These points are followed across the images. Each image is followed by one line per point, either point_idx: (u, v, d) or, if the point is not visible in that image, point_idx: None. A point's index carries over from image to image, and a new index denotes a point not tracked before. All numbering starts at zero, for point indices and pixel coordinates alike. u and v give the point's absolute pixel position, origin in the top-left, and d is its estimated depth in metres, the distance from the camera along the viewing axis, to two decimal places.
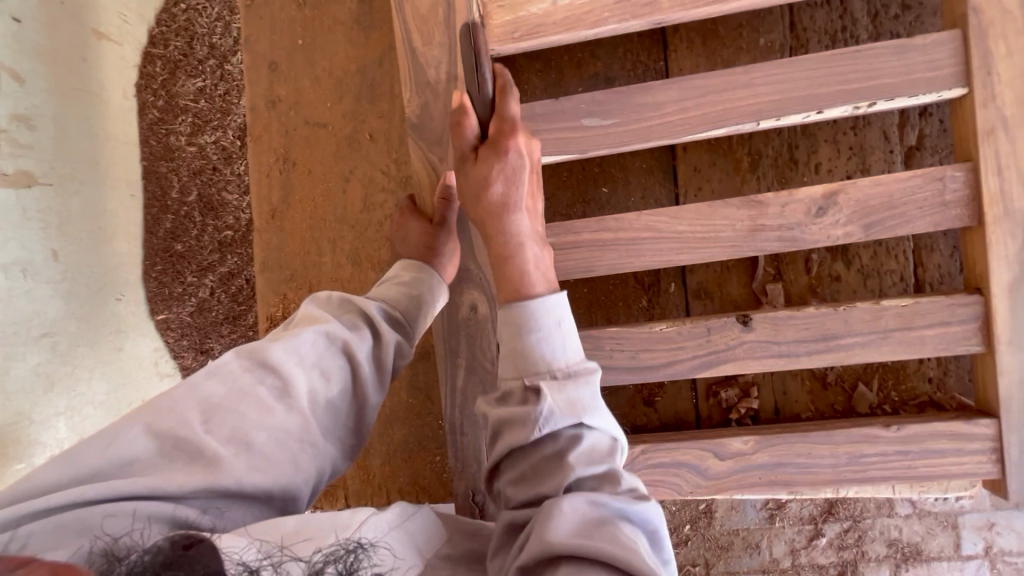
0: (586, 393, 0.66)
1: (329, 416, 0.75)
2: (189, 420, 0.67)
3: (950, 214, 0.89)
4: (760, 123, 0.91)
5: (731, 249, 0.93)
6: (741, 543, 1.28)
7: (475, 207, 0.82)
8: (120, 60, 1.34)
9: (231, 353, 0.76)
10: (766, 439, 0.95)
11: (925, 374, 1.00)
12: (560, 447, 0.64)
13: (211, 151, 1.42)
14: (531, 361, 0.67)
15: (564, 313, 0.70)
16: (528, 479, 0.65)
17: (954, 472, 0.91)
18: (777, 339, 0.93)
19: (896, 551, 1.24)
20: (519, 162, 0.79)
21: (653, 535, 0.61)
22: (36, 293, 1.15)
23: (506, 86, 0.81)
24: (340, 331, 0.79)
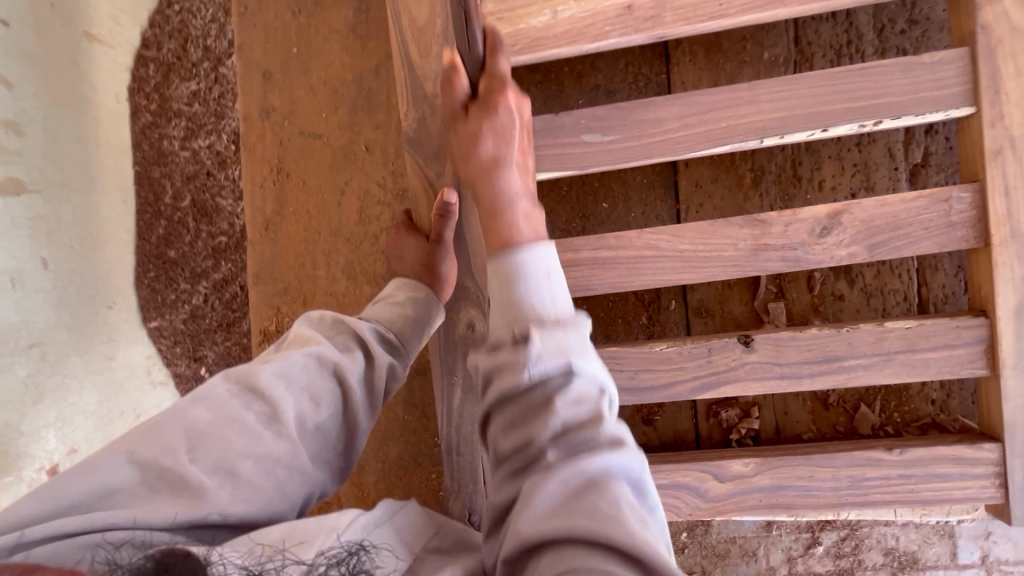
0: (574, 337, 0.58)
1: (318, 442, 0.73)
2: (173, 448, 0.65)
3: (956, 235, 0.88)
4: (764, 140, 0.89)
5: (734, 268, 0.92)
6: (738, 550, 1.27)
7: (466, 166, 0.82)
8: (112, 63, 1.33)
9: (220, 377, 0.75)
10: (766, 461, 0.93)
11: (928, 396, 0.99)
12: (549, 394, 0.55)
13: (205, 155, 1.39)
14: (522, 307, 0.59)
15: (554, 263, 0.62)
16: (520, 425, 0.56)
17: (956, 496, 0.90)
18: (779, 360, 0.92)
19: (893, 560, 1.23)
20: (508, 117, 0.82)
21: (641, 484, 0.54)
22: (24, 301, 1.12)
23: (495, 44, 0.85)
24: (331, 354, 0.78)
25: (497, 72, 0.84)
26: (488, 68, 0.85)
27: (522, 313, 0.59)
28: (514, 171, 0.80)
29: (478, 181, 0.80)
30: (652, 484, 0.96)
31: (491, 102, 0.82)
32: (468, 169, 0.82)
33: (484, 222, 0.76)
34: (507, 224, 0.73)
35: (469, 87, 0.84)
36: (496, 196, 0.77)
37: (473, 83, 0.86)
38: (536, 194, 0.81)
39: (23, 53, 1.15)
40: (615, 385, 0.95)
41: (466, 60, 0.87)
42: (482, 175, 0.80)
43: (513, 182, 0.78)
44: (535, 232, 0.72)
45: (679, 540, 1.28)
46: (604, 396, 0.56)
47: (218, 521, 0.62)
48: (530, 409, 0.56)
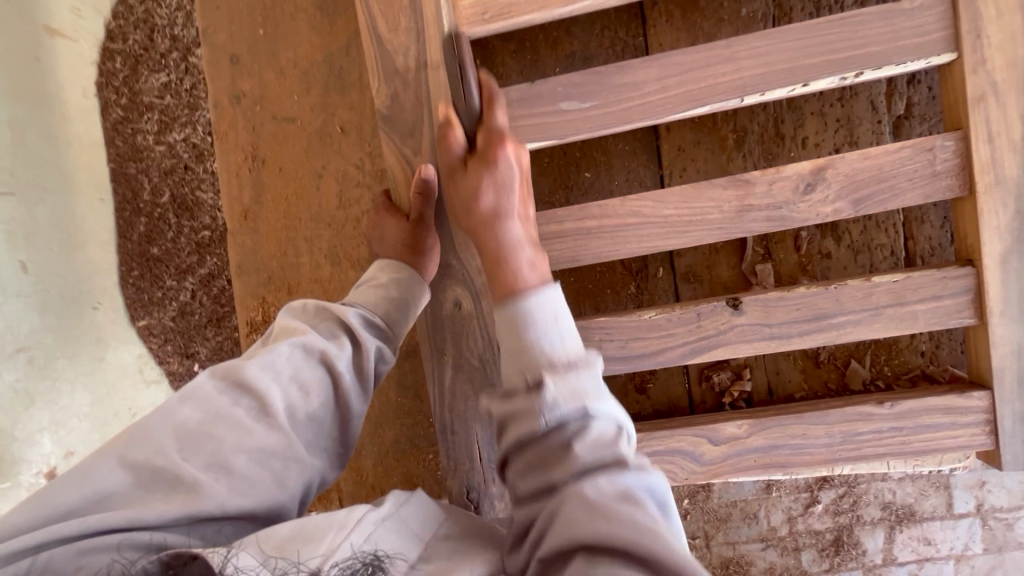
0: (587, 380, 0.66)
1: (310, 430, 0.73)
2: (164, 448, 0.63)
3: (940, 185, 0.87)
4: (745, 98, 0.88)
5: (719, 231, 0.91)
6: (740, 513, 1.29)
7: (465, 214, 0.84)
8: (77, 58, 1.31)
9: (204, 374, 0.72)
10: (759, 422, 0.94)
11: (917, 348, 0.99)
12: (568, 437, 0.63)
13: (180, 148, 1.39)
14: (533, 358, 0.68)
15: (561, 306, 0.71)
16: (538, 473, 0.65)
17: (948, 445, 0.91)
18: (768, 321, 0.91)
19: (890, 514, 1.26)
20: (509, 169, 0.82)
21: (666, 504, 0.64)
22: (6, 308, 1.10)
23: (494, 95, 0.85)
24: (317, 342, 0.77)
25: (496, 128, 0.84)
26: (486, 124, 0.84)
27: (534, 361, 0.68)
28: (517, 222, 0.81)
29: (478, 231, 0.83)
30: (647, 451, 0.96)
31: (490, 154, 0.82)
32: (471, 221, 0.83)
33: (490, 275, 0.80)
34: (513, 277, 0.76)
35: (466, 141, 0.85)
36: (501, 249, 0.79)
37: (470, 136, 0.86)
38: (539, 243, 0.83)
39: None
40: (605, 355, 0.95)
41: (463, 118, 0.86)
42: (484, 227, 0.82)
43: (515, 233, 0.80)
44: (540, 282, 0.76)
45: (682, 508, 1.29)
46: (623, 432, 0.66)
47: (217, 513, 0.62)
48: (548, 453, 0.64)
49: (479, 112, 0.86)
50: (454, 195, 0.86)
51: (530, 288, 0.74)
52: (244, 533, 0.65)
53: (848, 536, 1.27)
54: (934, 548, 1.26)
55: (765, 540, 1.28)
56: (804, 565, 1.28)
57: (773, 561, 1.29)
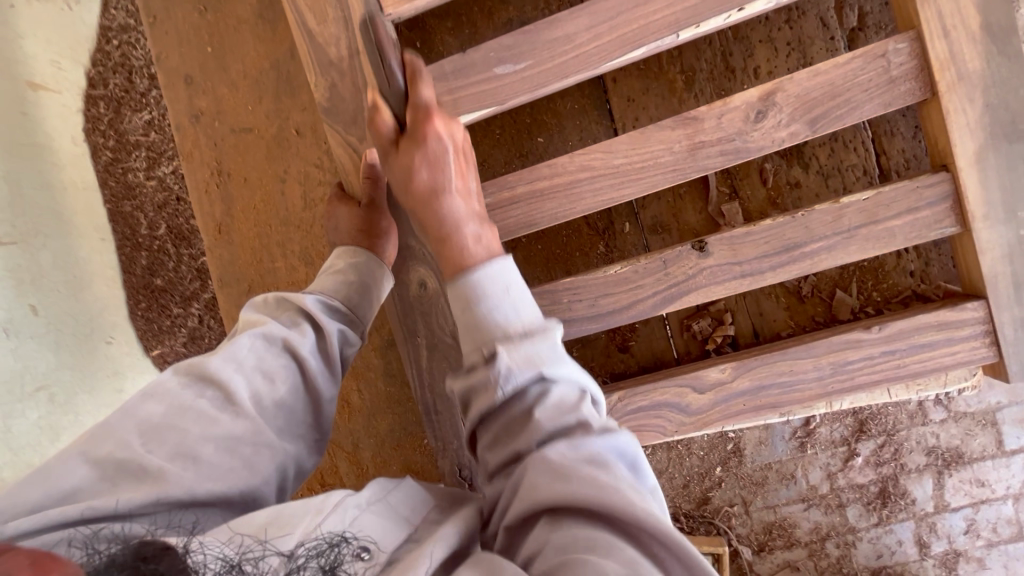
0: (544, 346, 0.65)
1: (279, 416, 0.75)
2: (128, 441, 0.67)
3: (900, 90, 0.82)
4: (680, 33, 0.86)
5: (674, 173, 0.88)
6: (776, 475, 1.24)
7: (404, 197, 0.81)
8: (63, 107, 1.43)
9: (169, 371, 0.75)
10: (744, 363, 0.90)
11: (906, 269, 0.94)
12: (529, 404, 0.62)
13: (170, 181, 1.52)
14: (488, 331, 0.65)
15: (513, 279, 0.68)
16: (504, 442, 0.63)
17: (949, 363, 0.86)
18: (738, 258, 0.88)
19: (937, 458, 1.21)
20: (441, 146, 0.79)
21: (636, 462, 0.62)
22: (22, 349, 1.20)
23: (416, 73, 0.81)
24: (278, 331, 0.79)
25: (422, 103, 0.80)
26: (411, 101, 0.81)
27: (486, 333, 0.66)
28: (457, 198, 0.79)
29: (419, 212, 0.80)
30: (633, 408, 0.94)
31: (420, 133, 0.79)
32: (410, 200, 0.80)
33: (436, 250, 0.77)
34: (458, 250, 0.75)
35: (394, 121, 0.82)
36: (441, 224, 0.77)
37: (399, 117, 0.82)
38: (484, 215, 0.80)
39: None
40: (576, 316, 0.93)
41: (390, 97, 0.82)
42: (422, 207, 0.79)
43: (455, 207, 0.78)
44: (487, 253, 0.73)
45: (715, 476, 1.24)
46: (586, 395, 0.64)
47: (186, 500, 0.64)
48: (512, 422, 0.63)
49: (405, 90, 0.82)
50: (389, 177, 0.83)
51: (478, 261, 0.72)
52: (220, 519, 0.67)
53: (893, 486, 1.22)
54: (989, 489, 1.21)
55: (806, 500, 1.23)
56: (852, 522, 1.23)
57: (818, 520, 1.24)
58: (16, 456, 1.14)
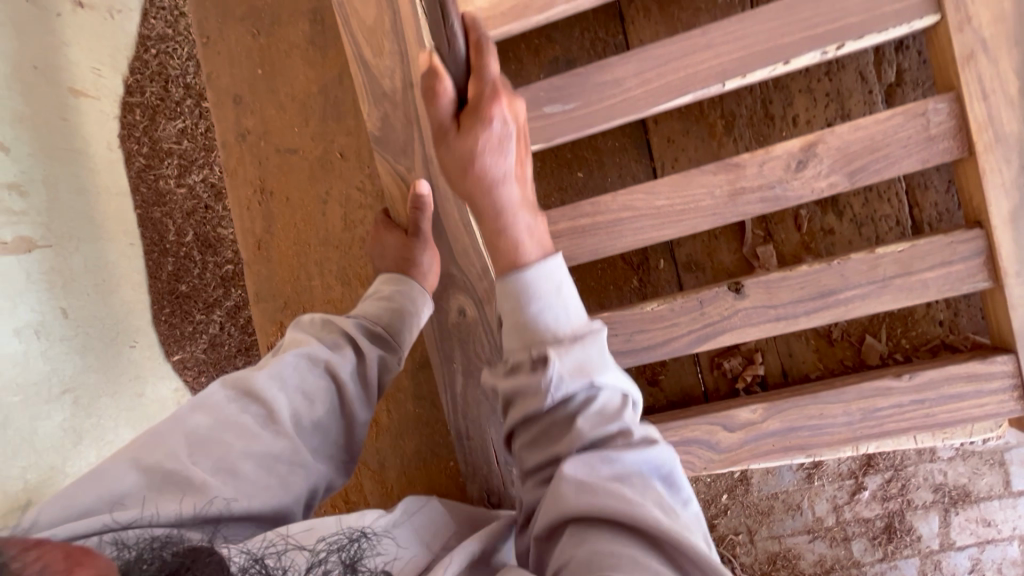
0: (593, 351, 0.66)
1: (315, 437, 0.77)
2: (176, 451, 0.68)
3: (937, 148, 0.85)
4: (726, 83, 0.89)
5: (714, 217, 0.91)
6: (783, 505, 1.25)
7: (460, 176, 0.78)
8: (101, 114, 1.47)
9: (216, 384, 0.78)
10: (775, 405, 0.92)
11: (935, 318, 0.96)
12: (572, 411, 0.64)
13: (199, 189, 1.56)
14: (539, 334, 0.66)
15: (563, 276, 0.69)
16: (542, 442, 0.66)
17: (976, 415, 0.88)
18: (774, 302, 0.91)
19: (944, 496, 1.22)
20: (505, 131, 0.75)
21: (672, 475, 0.64)
22: (51, 352, 1.23)
23: (481, 40, 0.70)
24: (321, 353, 0.82)
25: (488, 80, 0.72)
26: (477, 76, 0.72)
27: (536, 334, 0.67)
28: (514, 182, 0.77)
29: (475, 196, 0.77)
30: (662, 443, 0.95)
31: (485, 110, 0.73)
32: (461, 177, 0.78)
33: (487, 237, 0.77)
34: (512, 244, 0.74)
35: (456, 94, 0.74)
36: (496, 216, 0.76)
37: (458, 89, 0.75)
38: (537, 204, 0.81)
39: (17, 118, 1.23)
40: (611, 350, 0.95)
41: (449, 66, 0.72)
42: (476, 188, 0.77)
43: (512, 195, 0.76)
44: (540, 250, 0.74)
45: (720, 503, 1.26)
46: (629, 401, 0.66)
47: (224, 514, 0.65)
48: (553, 425, 0.65)
49: (467, 61, 0.72)
50: (446, 157, 0.78)
51: (531, 258, 0.73)
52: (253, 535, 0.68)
53: (899, 521, 1.23)
54: (994, 529, 1.22)
55: (812, 531, 1.24)
56: (856, 555, 1.24)
57: (822, 552, 1.25)
58: (40, 458, 1.17)
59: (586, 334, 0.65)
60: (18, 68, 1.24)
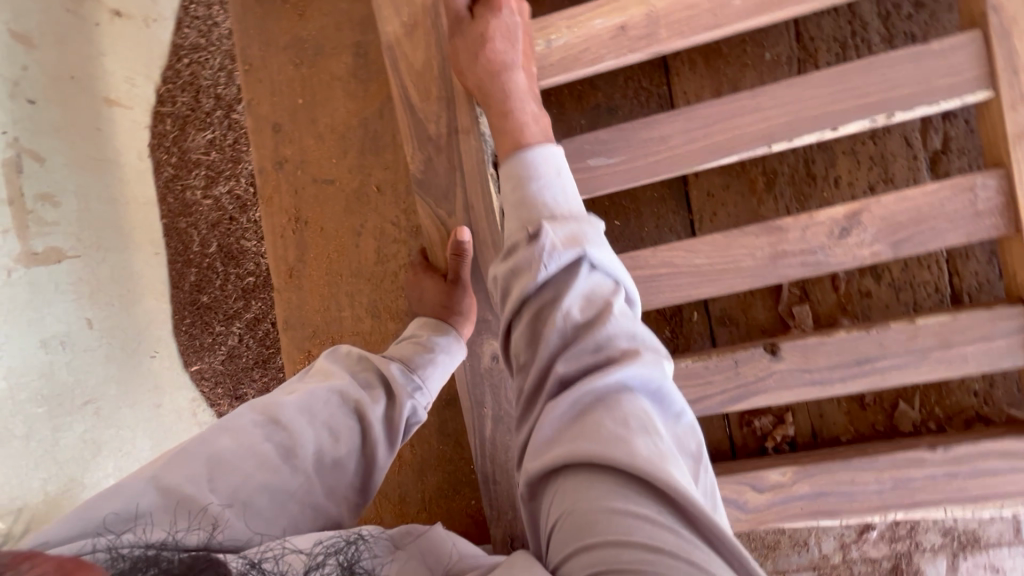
0: (588, 232, 0.68)
1: (333, 479, 0.73)
2: (197, 475, 0.64)
3: (983, 224, 0.85)
4: (773, 146, 0.88)
5: (754, 278, 0.90)
6: (789, 540, 1.21)
7: (472, 65, 0.86)
8: (134, 123, 1.44)
9: (247, 406, 0.75)
10: (805, 469, 0.92)
11: (970, 388, 0.96)
12: (559, 289, 0.64)
13: (226, 201, 1.48)
14: (535, 207, 0.70)
15: (563, 163, 0.74)
16: (538, 332, 0.64)
17: (1009, 492, 0.87)
18: (809, 366, 0.90)
19: (953, 540, 1.16)
20: (512, 20, 0.86)
21: (663, 391, 0.59)
22: (75, 362, 1.23)
23: None
24: (353, 391, 0.79)
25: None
26: None
27: (535, 212, 0.70)
28: (520, 74, 0.85)
29: (484, 82, 0.85)
30: None
31: (495, 1, 0.86)
32: (478, 73, 0.85)
33: (495, 126, 0.83)
34: (518, 125, 0.80)
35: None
36: (506, 95, 0.83)
37: None
38: (539, 97, 0.86)
39: (54, 128, 1.26)
40: None
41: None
42: (489, 75, 0.84)
43: (519, 81, 0.83)
44: (543, 133, 0.80)
45: None
46: (621, 289, 0.66)
47: (213, 545, 0.59)
48: (546, 306, 0.64)
49: None
50: (460, 44, 0.87)
51: (533, 139, 0.79)
52: None
53: (908, 564, 1.17)
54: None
55: (818, 569, 1.20)
56: None
57: None
58: (60, 469, 1.17)
59: (581, 215, 0.68)
60: (53, 79, 1.26)
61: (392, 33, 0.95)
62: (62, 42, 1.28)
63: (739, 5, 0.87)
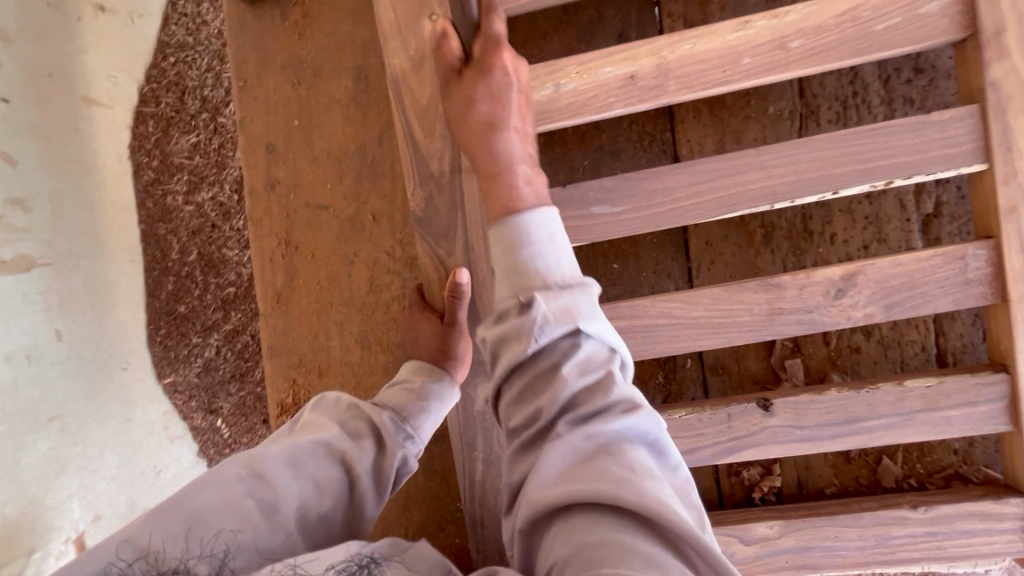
0: (582, 300, 0.65)
1: (317, 534, 0.70)
2: (177, 533, 0.60)
3: (972, 292, 0.87)
4: (775, 204, 0.89)
5: (752, 333, 0.91)
6: None
7: (462, 127, 0.81)
8: (112, 123, 1.35)
9: (229, 460, 0.72)
10: (791, 523, 0.93)
11: (950, 447, 0.99)
12: (557, 360, 0.62)
13: (208, 207, 1.40)
14: (528, 276, 0.66)
15: (556, 227, 0.69)
16: (530, 395, 0.63)
17: (984, 551, 0.90)
18: (800, 422, 0.91)
19: None
20: (506, 78, 0.79)
21: (658, 444, 0.59)
22: (42, 377, 1.15)
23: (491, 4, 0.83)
24: (341, 442, 0.77)
25: (493, 35, 0.81)
26: (483, 32, 0.82)
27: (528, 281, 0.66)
28: (514, 135, 0.79)
29: (475, 145, 0.80)
30: None
31: (487, 63, 0.80)
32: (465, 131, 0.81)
33: (484, 189, 0.78)
34: (509, 192, 0.76)
35: (461, 50, 0.84)
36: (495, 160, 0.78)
37: (465, 47, 0.85)
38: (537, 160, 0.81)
39: (28, 129, 1.17)
40: None
41: (460, 27, 0.85)
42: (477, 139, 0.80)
43: (512, 145, 0.78)
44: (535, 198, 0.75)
45: None
46: (617, 356, 0.64)
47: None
48: (540, 377, 0.63)
49: (476, 20, 0.85)
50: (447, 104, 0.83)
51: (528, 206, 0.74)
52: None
53: None
54: None
55: None
56: None
57: None
58: (22, 490, 1.11)
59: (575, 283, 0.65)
60: (31, 77, 1.18)
61: (398, 65, 0.92)
62: (41, 39, 1.20)
63: (748, 63, 0.87)
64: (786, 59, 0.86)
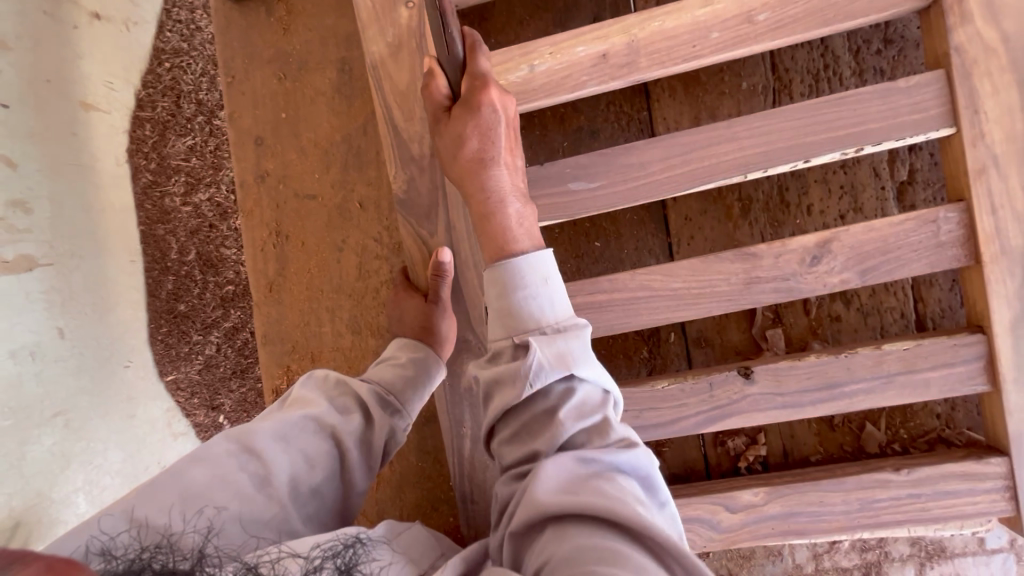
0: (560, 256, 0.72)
1: (309, 505, 0.72)
2: (173, 508, 0.64)
3: (946, 255, 0.88)
4: (748, 174, 0.91)
5: (730, 302, 0.93)
6: (763, 550, 1.13)
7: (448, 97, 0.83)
8: (111, 127, 1.39)
9: (220, 437, 0.74)
10: (776, 489, 0.94)
11: (933, 411, 1.00)
12: (553, 401, 0.63)
13: (205, 208, 1.46)
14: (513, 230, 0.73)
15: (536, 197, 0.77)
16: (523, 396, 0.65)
17: (968, 512, 0.90)
18: (781, 389, 0.93)
19: (919, 549, 1.09)
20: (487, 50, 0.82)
21: (649, 480, 0.61)
22: (46, 373, 1.16)
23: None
24: (330, 417, 0.79)
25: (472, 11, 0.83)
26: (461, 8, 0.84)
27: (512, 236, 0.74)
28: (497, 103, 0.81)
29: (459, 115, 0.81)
30: None
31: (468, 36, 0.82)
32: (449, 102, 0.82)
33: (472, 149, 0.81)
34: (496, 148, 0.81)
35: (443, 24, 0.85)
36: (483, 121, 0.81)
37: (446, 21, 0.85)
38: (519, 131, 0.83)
39: (25, 134, 1.19)
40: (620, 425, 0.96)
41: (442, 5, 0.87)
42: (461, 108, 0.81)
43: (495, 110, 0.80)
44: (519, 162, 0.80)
45: None
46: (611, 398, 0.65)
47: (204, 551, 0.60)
48: (533, 407, 0.64)
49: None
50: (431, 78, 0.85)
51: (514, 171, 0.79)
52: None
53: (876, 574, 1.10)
54: None
55: None
56: None
57: None
58: (27, 484, 1.11)
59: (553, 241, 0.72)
60: (29, 81, 1.20)
61: (377, 53, 0.95)
62: (40, 46, 1.22)
63: (717, 38, 0.89)
64: (754, 32, 0.88)
